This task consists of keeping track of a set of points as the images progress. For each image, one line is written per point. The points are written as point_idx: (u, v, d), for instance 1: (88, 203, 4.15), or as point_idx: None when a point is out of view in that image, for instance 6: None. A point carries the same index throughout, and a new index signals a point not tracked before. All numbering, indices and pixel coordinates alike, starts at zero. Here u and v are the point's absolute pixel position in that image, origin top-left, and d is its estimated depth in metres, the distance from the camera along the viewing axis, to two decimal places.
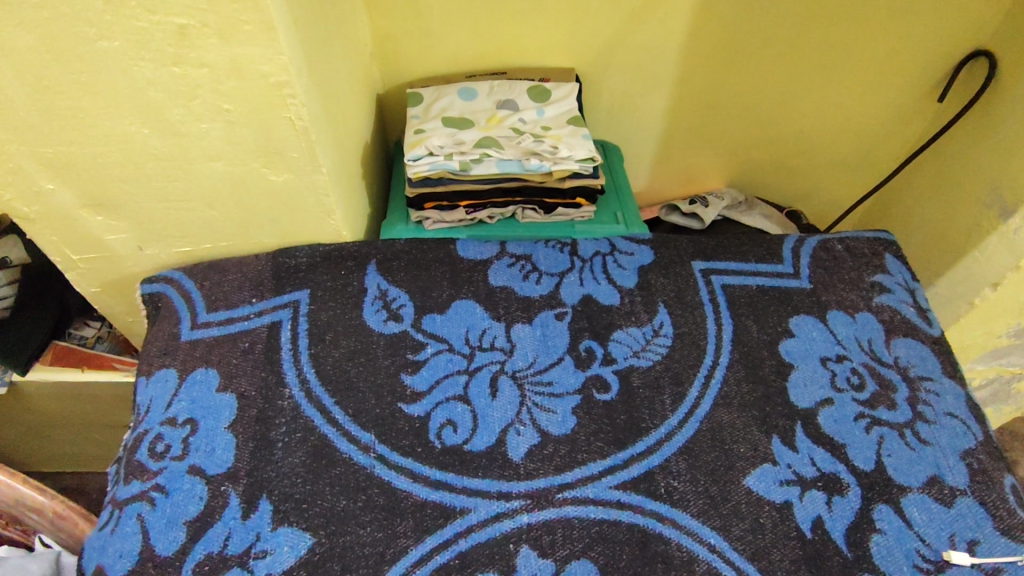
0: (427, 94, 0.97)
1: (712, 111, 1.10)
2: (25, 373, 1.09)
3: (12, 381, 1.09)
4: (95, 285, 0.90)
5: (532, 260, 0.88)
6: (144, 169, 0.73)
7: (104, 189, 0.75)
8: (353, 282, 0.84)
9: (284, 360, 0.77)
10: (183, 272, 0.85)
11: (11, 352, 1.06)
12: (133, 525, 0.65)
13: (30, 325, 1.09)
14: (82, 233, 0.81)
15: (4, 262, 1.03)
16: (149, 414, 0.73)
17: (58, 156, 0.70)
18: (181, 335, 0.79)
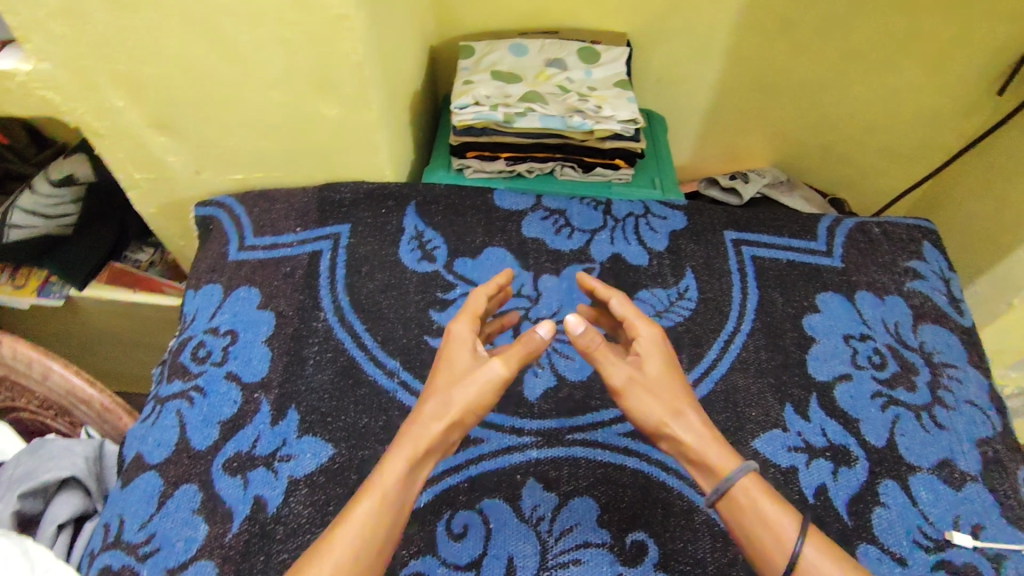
0: (480, 47, 0.99)
1: (762, 88, 1.09)
2: (81, 290, 1.16)
3: (70, 296, 1.17)
4: (152, 207, 0.96)
5: (566, 216, 0.90)
6: (207, 94, 0.77)
7: (169, 110, 0.80)
8: (392, 222, 0.87)
9: (321, 287, 0.81)
10: (234, 199, 0.90)
11: (72, 266, 1.14)
12: (172, 419, 0.70)
13: (90, 244, 1.17)
14: (146, 152, 0.86)
15: (72, 178, 1.10)
16: (194, 322, 0.79)
17: (129, 74, 0.75)
18: (229, 256, 0.84)
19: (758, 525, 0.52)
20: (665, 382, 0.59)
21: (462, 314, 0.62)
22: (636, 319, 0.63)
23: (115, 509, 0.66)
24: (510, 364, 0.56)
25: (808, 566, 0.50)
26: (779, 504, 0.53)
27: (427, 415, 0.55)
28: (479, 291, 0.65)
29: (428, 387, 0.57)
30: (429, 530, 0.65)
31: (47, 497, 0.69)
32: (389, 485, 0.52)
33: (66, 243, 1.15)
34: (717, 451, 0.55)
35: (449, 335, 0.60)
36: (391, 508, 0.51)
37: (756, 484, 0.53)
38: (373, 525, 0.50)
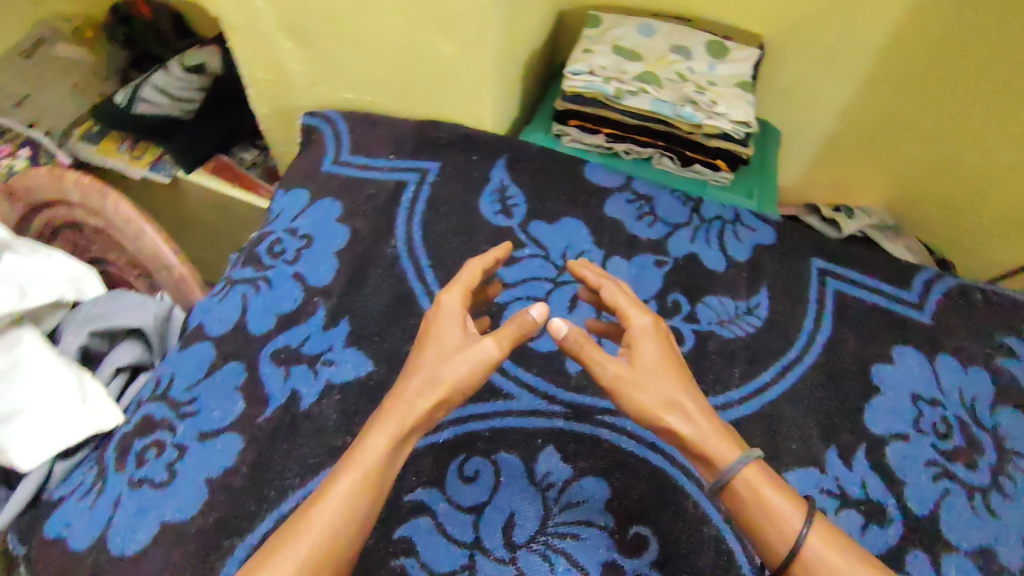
0: (608, 20, 0.97)
1: (885, 118, 1.02)
2: (187, 173, 1.25)
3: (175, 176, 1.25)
4: (265, 108, 1.01)
5: (652, 204, 0.87)
6: (337, 8, 0.80)
7: (299, 18, 0.83)
8: (480, 170, 0.88)
9: (399, 214, 0.83)
10: (339, 116, 0.93)
11: (184, 150, 1.22)
12: (238, 300, 0.75)
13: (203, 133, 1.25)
14: (271, 54, 0.90)
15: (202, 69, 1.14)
16: (276, 219, 0.82)
17: None
18: (323, 166, 0.88)
19: (761, 517, 0.52)
20: (661, 377, 0.57)
21: (451, 285, 0.61)
22: (632, 308, 0.61)
23: (168, 367, 0.70)
24: (502, 346, 0.55)
25: (812, 553, 0.51)
26: (784, 494, 0.53)
27: (413, 391, 0.54)
28: (473, 262, 0.63)
29: (415, 360, 0.57)
30: (442, 465, 0.66)
31: (112, 340, 0.74)
32: (373, 461, 0.52)
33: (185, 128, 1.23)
34: (718, 441, 0.55)
35: (438, 306, 0.59)
36: (372, 482, 0.51)
37: (759, 474, 0.53)
38: (353, 502, 0.50)
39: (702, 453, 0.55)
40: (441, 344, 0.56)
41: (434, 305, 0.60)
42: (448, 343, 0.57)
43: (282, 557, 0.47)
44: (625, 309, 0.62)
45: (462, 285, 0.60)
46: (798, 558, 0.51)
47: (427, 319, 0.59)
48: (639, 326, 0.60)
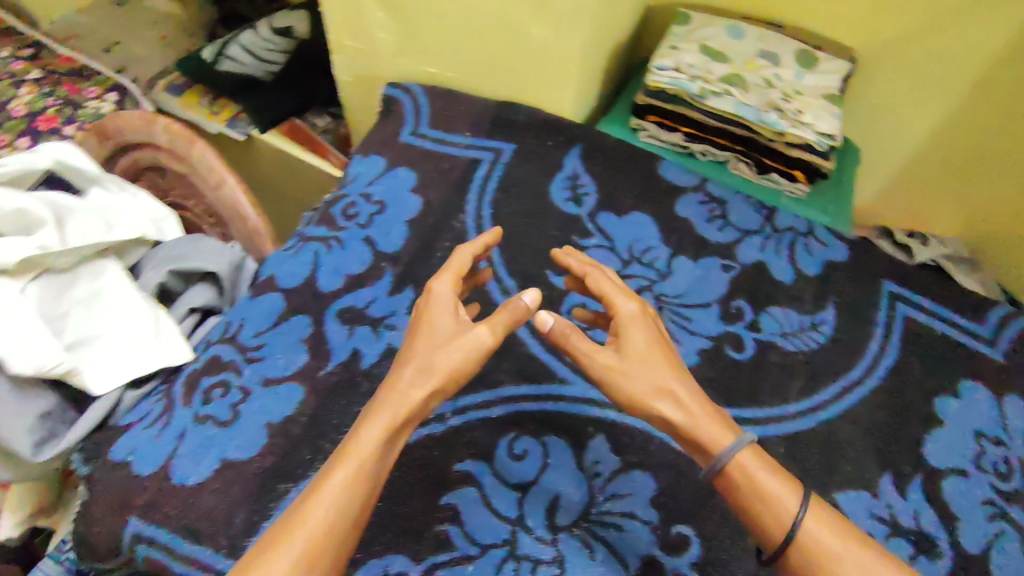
0: (697, 18, 0.96)
1: (951, 131, 0.98)
2: (261, 132, 1.28)
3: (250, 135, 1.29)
4: (348, 75, 1.03)
5: (724, 207, 0.85)
6: None
7: None
8: (555, 156, 0.87)
9: (471, 191, 0.84)
10: (421, 89, 0.94)
11: (260, 110, 1.26)
12: (309, 257, 0.77)
13: (280, 95, 1.28)
14: (361, 22, 0.92)
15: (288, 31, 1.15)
16: (352, 183, 0.84)
17: None
18: (401, 136, 0.89)
19: (755, 500, 0.52)
20: (651, 368, 0.56)
21: (442, 272, 0.59)
22: (620, 295, 0.60)
23: (239, 313, 0.73)
24: (494, 333, 0.55)
25: (807, 536, 0.50)
26: (778, 478, 0.52)
27: (407, 381, 0.53)
28: (463, 247, 0.63)
29: (409, 349, 0.56)
30: (493, 440, 0.67)
31: (188, 282, 0.77)
32: (368, 453, 0.50)
33: (265, 89, 1.27)
34: (711, 425, 0.54)
35: (431, 293, 0.58)
36: (366, 476, 0.50)
37: (752, 457, 0.53)
38: (346, 496, 0.48)
39: (695, 441, 0.54)
40: (434, 333, 0.55)
41: (426, 291, 0.59)
42: (441, 329, 0.56)
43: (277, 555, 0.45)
44: (612, 295, 0.61)
45: (453, 271, 0.59)
46: (796, 542, 0.50)
47: (419, 307, 0.58)
48: (626, 308, 0.59)
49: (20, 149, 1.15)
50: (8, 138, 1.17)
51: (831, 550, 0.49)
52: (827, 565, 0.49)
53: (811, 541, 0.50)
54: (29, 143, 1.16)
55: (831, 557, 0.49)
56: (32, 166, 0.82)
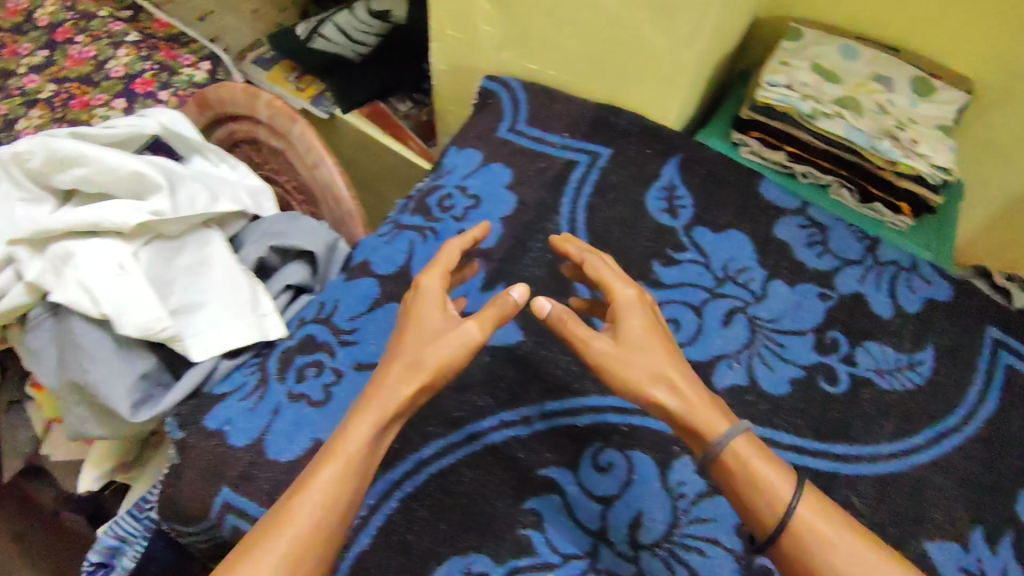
0: (809, 36, 0.93)
1: None
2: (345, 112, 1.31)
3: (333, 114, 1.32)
4: (444, 63, 1.02)
5: (825, 233, 0.83)
6: None
7: None
8: (653, 165, 0.85)
9: (567, 193, 0.82)
10: (519, 84, 0.93)
11: (346, 90, 1.29)
12: (405, 245, 0.77)
13: (366, 77, 1.30)
14: (467, 11, 0.90)
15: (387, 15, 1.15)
16: (450, 174, 0.83)
17: None
18: (498, 131, 0.87)
19: (752, 491, 0.51)
20: (646, 360, 0.56)
21: (429, 269, 0.61)
22: (617, 282, 0.60)
23: (333, 294, 0.74)
24: (485, 328, 0.55)
25: (801, 521, 0.50)
26: (775, 466, 0.52)
27: (393, 378, 0.54)
28: (453, 242, 0.64)
29: (395, 348, 0.56)
30: (577, 449, 0.66)
31: (284, 258, 0.79)
32: (355, 448, 0.51)
33: (352, 70, 1.29)
34: (708, 412, 0.54)
35: (418, 289, 0.59)
36: (353, 472, 0.50)
37: (746, 446, 0.52)
38: (333, 492, 0.49)
39: (693, 427, 0.54)
40: (421, 330, 0.56)
41: (415, 288, 0.59)
42: (429, 325, 0.56)
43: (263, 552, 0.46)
44: (611, 281, 0.60)
45: (438, 269, 0.60)
46: (788, 529, 0.50)
47: (405, 307, 0.59)
48: (622, 295, 0.59)
49: (116, 110, 1.18)
50: (105, 97, 1.19)
51: (824, 536, 0.49)
52: (819, 554, 0.49)
53: (805, 527, 0.50)
54: (125, 104, 1.19)
55: (824, 543, 0.49)
56: (140, 131, 0.84)
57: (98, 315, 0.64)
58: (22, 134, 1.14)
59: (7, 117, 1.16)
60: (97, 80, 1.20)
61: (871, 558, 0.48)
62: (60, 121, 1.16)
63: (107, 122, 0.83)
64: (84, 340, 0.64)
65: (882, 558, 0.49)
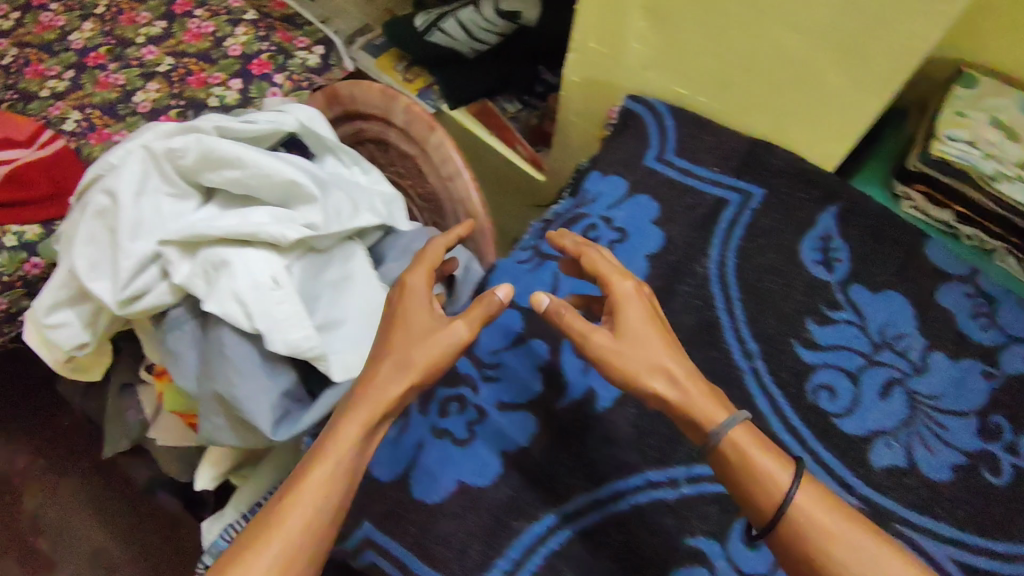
0: (986, 82, 0.85)
1: None
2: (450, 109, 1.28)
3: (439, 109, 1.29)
4: (579, 75, 0.97)
5: (992, 305, 0.77)
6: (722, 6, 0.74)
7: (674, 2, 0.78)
8: (807, 212, 0.80)
9: (716, 235, 0.77)
10: (666, 109, 0.87)
11: (455, 87, 1.26)
12: (548, 278, 0.73)
13: (476, 74, 1.26)
14: (619, 28, 0.85)
15: (517, 16, 1.10)
16: (594, 202, 0.79)
17: None
18: (645, 159, 0.83)
19: (750, 481, 0.52)
20: (645, 359, 0.57)
21: (414, 268, 0.62)
22: (613, 275, 0.61)
23: None
24: (470, 329, 0.58)
25: (801, 512, 0.50)
26: (771, 455, 0.52)
27: (383, 378, 0.56)
28: (437, 242, 0.66)
29: (386, 346, 0.58)
30: (727, 519, 0.61)
31: None
32: (347, 446, 0.53)
33: (464, 66, 1.26)
34: (705, 403, 0.54)
35: (403, 287, 0.61)
36: (346, 467, 0.53)
37: (747, 436, 0.52)
38: (327, 488, 0.51)
39: (690, 420, 0.55)
40: (410, 328, 0.58)
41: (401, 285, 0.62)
42: (417, 323, 0.59)
43: (260, 548, 0.48)
44: (608, 274, 0.61)
45: (424, 266, 0.62)
46: (788, 519, 0.50)
47: (392, 305, 0.60)
48: (621, 290, 0.60)
49: (233, 91, 1.17)
50: (222, 77, 1.18)
51: (827, 528, 0.49)
52: (819, 543, 0.49)
53: (801, 515, 0.50)
54: (241, 85, 1.18)
55: (824, 532, 0.49)
56: (280, 127, 0.82)
57: (251, 330, 0.63)
58: (138, 107, 1.13)
59: (124, 87, 1.15)
60: (215, 58, 1.19)
61: (870, 546, 0.48)
62: (177, 98, 1.15)
63: (249, 116, 0.82)
64: (234, 353, 0.64)
65: (889, 552, 0.48)
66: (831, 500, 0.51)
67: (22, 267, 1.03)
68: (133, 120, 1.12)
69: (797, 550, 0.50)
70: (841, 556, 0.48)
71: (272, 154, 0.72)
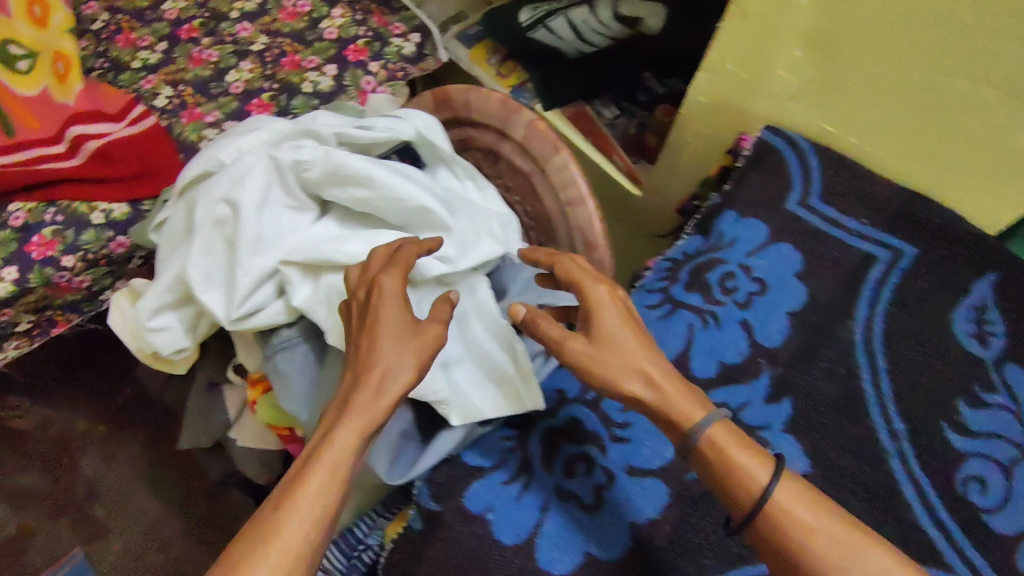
0: None
1: None
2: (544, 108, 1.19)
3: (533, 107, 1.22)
4: (704, 96, 0.88)
5: None
6: (897, 46, 0.68)
7: (840, 36, 0.72)
8: (963, 277, 0.73)
9: (863, 297, 0.72)
10: (810, 146, 0.79)
11: (551, 86, 1.19)
12: (682, 329, 0.69)
13: (574, 74, 1.18)
14: (768, 56, 0.79)
15: (637, 23, 1.02)
16: (730, 247, 0.74)
17: None
18: (786, 203, 0.77)
19: (727, 474, 0.51)
20: (621, 369, 0.55)
21: (392, 269, 0.59)
22: (588, 279, 0.60)
23: None
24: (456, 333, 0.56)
25: (780, 505, 0.49)
26: (751, 452, 0.52)
27: (379, 383, 0.53)
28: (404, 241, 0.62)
29: (369, 348, 0.55)
30: None
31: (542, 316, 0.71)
32: (343, 450, 0.51)
33: (562, 63, 1.17)
34: (683, 403, 0.54)
35: (380, 289, 0.57)
36: (343, 471, 0.50)
37: (726, 433, 0.52)
38: (324, 495, 0.49)
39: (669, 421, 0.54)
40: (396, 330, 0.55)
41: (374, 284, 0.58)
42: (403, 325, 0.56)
43: (258, 558, 0.45)
44: (582, 278, 0.60)
45: (402, 266, 0.59)
46: (767, 511, 0.50)
47: (370, 306, 0.57)
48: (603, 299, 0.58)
49: (327, 77, 1.12)
50: (317, 61, 1.13)
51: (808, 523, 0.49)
52: (798, 537, 0.48)
53: (780, 509, 0.49)
54: (336, 71, 1.13)
55: (804, 527, 0.48)
56: (397, 136, 0.77)
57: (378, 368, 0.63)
58: (230, 87, 1.09)
59: (217, 65, 1.11)
60: (310, 39, 1.15)
61: (854, 541, 0.48)
62: (270, 80, 1.11)
63: (366, 121, 0.77)
64: None
65: (872, 548, 0.48)
66: (811, 495, 0.50)
67: (107, 246, 0.99)
68: (224, 100, 1.08)
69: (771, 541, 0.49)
70: (822, 551, 0.48)
71: (400, 171, 0.68)
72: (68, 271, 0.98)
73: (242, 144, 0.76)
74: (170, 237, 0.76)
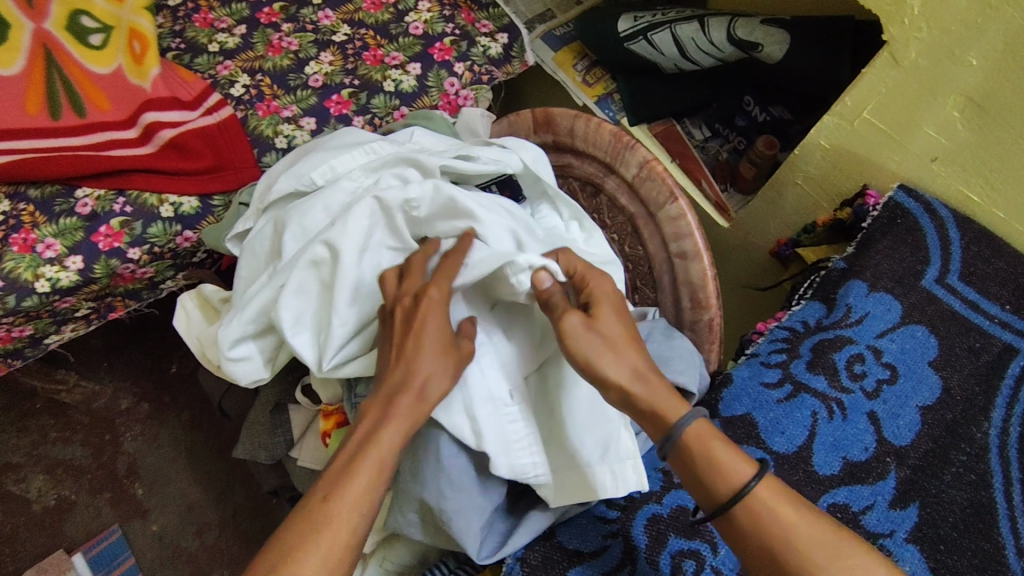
0: None
1: None
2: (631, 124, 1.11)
3: (618, 122, 1.12)
4: (826, 139, 0.80)
5: None
6: None
7: (1009, 100, 0.64)
8: None
9: (1001, 394, 0.66)
10: (952, 216, 0.72)
11: (642, 98, 1.10)
12: (806, 418, 0.63)
13: (668, 88, 1.08)
14: (914, 110, 0.71)
15: (755, 48, 0.93)
16: (859, 326, 0.68)
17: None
18: (923, 279, 0.70)
19: (708, 472, 0.48)
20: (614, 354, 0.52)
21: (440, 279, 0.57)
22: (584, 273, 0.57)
23: None
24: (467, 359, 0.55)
25: (762, 506, 0.47)
26: (733, 450, 0.49)
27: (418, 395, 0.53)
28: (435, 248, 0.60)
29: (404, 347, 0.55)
30: None
31: None
32: (387, 456, 0.51)
33: (657, 76, 1.09)
34: (666, 396, 0.50)
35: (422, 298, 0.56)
36: (386, 471, 0.51)
37: (707, 430, 0.49)
38: (367, 499, 0.49)
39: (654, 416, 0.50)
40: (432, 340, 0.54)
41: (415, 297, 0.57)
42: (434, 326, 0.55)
43: (305, 554, 0.46)
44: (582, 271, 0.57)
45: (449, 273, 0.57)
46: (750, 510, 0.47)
47: (415, 315, 0.55)
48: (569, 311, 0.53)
49: (410, 76, 1.06)
50: (400, 58, 1.07)
51: (790, 524, 0.46)
52: (779, 537, 0.46)
53: (759, 507, 0.46)
54: (419, 71, 1.06)
55: (784, 531, 0.46)
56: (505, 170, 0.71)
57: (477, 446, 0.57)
58: (309, 80, 1.04)
59: (297, 54, 1.06)
60: (395, 33, 1.08)
61: (831, 538, 0.46)
62: (351, 75, 1.05)
63: (468, 150, 0.72)
64: (451, 463, 0.58)
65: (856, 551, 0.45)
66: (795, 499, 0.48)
67: (174, 240, 0.96)
68: (303, 94, 1.03)
69: (754, 542, 0.46)
70: (804, 553, 0.45)
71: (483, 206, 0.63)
72: (133, 263, 0.94)
73: (336, 165, 0.71)
74: (250, 255, 0.71)
